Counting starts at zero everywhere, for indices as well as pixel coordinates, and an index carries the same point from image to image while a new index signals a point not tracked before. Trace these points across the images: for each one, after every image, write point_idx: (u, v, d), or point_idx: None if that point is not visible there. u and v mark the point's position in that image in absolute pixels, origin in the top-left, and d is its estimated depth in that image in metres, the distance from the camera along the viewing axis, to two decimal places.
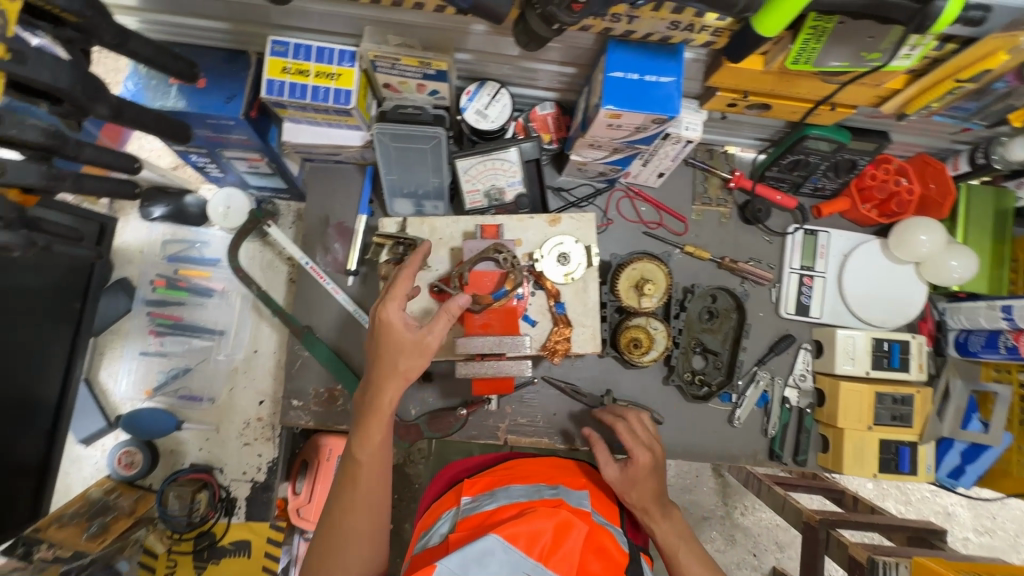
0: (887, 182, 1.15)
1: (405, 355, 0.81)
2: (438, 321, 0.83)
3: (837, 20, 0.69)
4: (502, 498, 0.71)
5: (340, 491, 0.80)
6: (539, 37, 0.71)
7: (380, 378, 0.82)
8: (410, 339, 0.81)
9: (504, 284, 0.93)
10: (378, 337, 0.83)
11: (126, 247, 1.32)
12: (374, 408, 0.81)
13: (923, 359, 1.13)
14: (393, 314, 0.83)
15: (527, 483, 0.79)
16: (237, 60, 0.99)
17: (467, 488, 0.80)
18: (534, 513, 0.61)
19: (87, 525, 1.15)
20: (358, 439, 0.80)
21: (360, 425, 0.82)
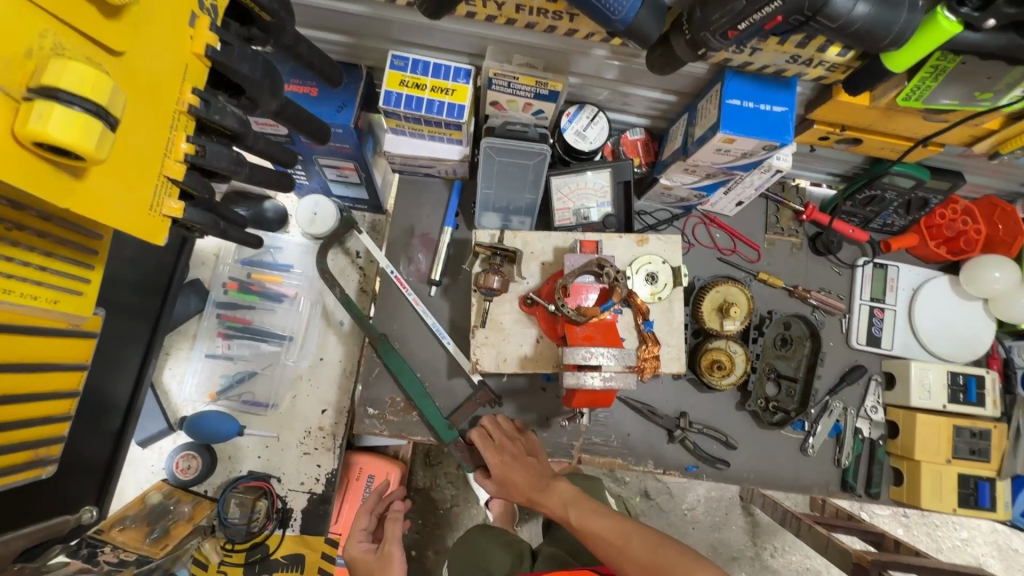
0: (955, 221, 1.20)
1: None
2: (391, 526, 1.07)
3: (959, 61, 0.74)
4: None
5: None
6: (677, 60, 0.75)
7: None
8: (372, 557, 1.02)
9: (611, 298, 0.95)
10: (353, 570, 1.03)
11: (202, 249, 1.33)
12: None
13: (997, 395, 1.14)
14: (354, 548, 1.06)
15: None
16: (351, 72, 1.03)
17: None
18: None
19: (149, 529, 1.12)
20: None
21: None
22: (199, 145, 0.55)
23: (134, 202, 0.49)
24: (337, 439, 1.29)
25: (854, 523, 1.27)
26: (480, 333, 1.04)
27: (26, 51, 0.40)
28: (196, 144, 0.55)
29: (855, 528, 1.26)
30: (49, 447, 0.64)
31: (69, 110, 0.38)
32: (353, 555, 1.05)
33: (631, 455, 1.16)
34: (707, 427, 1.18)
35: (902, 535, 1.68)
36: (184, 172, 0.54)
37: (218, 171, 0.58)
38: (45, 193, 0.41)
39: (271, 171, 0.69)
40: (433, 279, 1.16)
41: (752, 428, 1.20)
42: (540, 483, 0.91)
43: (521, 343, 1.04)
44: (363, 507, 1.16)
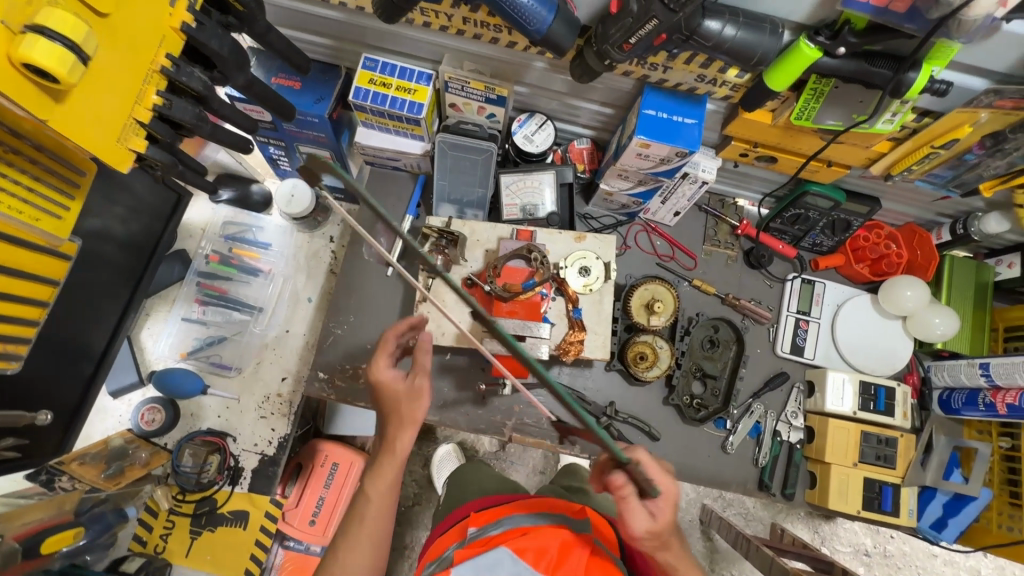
0: (879, 245, 1.30)
1: (403, 402, 0.89)
2: (424, 357, 0.92)
3: (833, 85, 0.86)
4: (509, 523, 0.81)
5: (348, 527, 0.85)
6: (592, 71, 0.88)
7: (392, 429, 0.88)
8: (401, 388, 0.90)
9: (533, 278, 1.07)
10: (377, 392, 0.91)
11: (191, 223, 1.46)
12: (389, 448, 0.88)
13: (907, 407, 1.23)
14: (382, 368, 0.92)
15: (531, 510, 0.85)
16: (331, 72, 1.17)
17: (473, 518, 0.86)
18: (544, 532, 0.78)
19: (106, 466, 1.24)
20: (369, 476, 0.87)
21: (374, 462, 0.88)
22: (167, 99, 0.68)
23: (100, 132, 0.62)
24: (293, 405, 1.38)
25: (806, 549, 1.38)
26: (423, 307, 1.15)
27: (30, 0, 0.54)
28: (165, 98, 0.68)
29: (805, 555, 1.35)
30: (17, 347, 0.76)
31: (51, 44, 0.53)
32: (380, 377, 0.92)
33: (561, 439, 1.24)
34: (634, 418, 1.25)
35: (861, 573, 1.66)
36: (151, 118, 0.67)
37: (183, 123, 0.71)
38: (26, 104, 0.55)
39: (233, 135, 0.82)
40: (391, 261, 1.26)
41: (676, 423, 1.26)
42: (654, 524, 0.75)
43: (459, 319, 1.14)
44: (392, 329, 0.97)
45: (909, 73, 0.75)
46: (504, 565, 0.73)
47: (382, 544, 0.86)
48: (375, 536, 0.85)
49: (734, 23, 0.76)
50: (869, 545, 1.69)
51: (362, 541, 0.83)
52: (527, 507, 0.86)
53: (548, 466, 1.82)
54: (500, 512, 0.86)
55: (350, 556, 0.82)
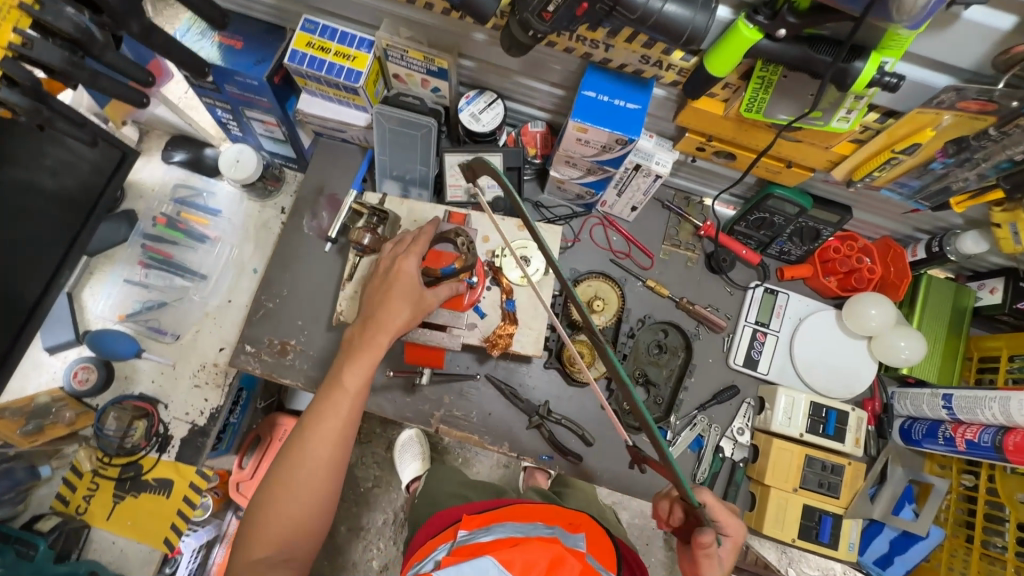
0: (850, 258, 1.20)
1: (406, 304, 0.92)
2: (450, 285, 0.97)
3: (781, 73, 0.78)
4: (496, 533, 0.82)
5: (318, 412, 0.87)
6: (520, 43, 0.81)
7: (378, 314, 0.91)
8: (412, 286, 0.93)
9: (454, 263, 1.00)
10: (393, 279, 0.93)
11: (141, 182, 1.43)
12: (370, 343, 0.90)
13: (860, 434, 1.14)
14: (409, 265, 0.94)
15: (523, 521, 0.86)
16: (275, 33, 1.12)
17: (466, 522, 0.90)
18: (533, 545, 0.74)
19: (24, 423, 1.22)
20: (348, 364, 0.90)
21: (353, 356, 0.91)
22: (27, 38, 0.63)
23: None
24: (229, 377, 1.35)
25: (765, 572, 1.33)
26: (348, 287, 1.10)
27: None
28: (25, 38, 0.63)
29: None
30: None
31: None
32: (404, 271, 0.93)
33: (490, 435, 1.18)
34: (568, 420, 1.19)
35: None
36: (5, 57, 0.62)
37: (51, 68, 0.66)
38: None
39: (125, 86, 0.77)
40: (329, 237, 1.21)
41: (614, 429, 1.20)
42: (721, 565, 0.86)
43: None
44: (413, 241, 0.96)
45: (854, 62, 0.68)
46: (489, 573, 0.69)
47: (352, 428, 0.88)
48: (347, 424, 0.88)
49: None
50: None
51: (327, 428, 0.86)
52: (520, 516, 0.89)
53: (511, 460, 1.78)
54: (491, 519, 0.89)
55: (316, 442, 0.85)
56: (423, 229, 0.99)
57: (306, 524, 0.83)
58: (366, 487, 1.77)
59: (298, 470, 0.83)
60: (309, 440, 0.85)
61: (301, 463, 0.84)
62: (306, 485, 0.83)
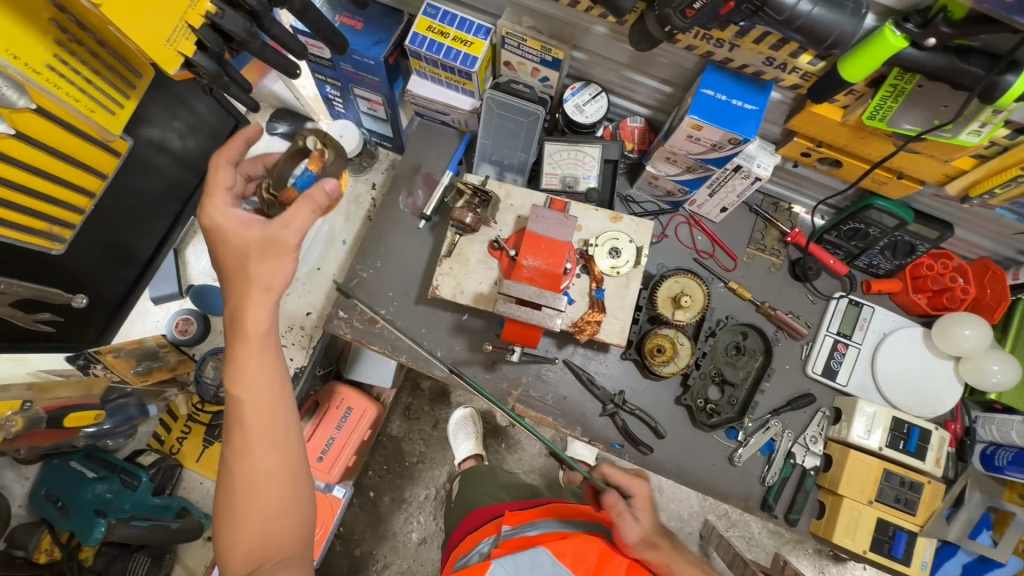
0: (943, 276, 1.19)
1: (259, 261, 0.75)
2: (297, 211, 0.76)
3: (916, 83, 0.77)
4: (542, 528, 0.91)
5: (230, 433, 0.73)
6: (652, 38, 0.84)
7: (238, 294, 0.75)
8: (252, 238, 0.76)
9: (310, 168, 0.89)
10: (216, 238, 0.77)
11: (245, 150, 1.51)
12: (240, 332, 0.74)
13: (941, 454, 1.13)
14: (228, 216, 0.77)
15: (564, 518, 0.96)
16: (393, 16, 1.16)
17: (510, 518, 0.96)
18: (581, 539, 0.86)
19: (134, 363, 1.30)
20: (232, 366, 0.73)
21: (230, 357, 0.74)
22: (219, 8, 0.69)
23: (151, 33, 0.64)
24: (314, 340, 1.43)
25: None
26: (445, 263, 1.14)
27: None
28: (218, 6, 0.69)
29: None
30: (61, 229, 0.81)
31: None
32: (232, 222, 0.77)
33: (563, 418, 1.22)
34: (641, 412, 1.21)
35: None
36: (202, 24, 0.68)
37: (233, 36, 0.72)
38: None
39: (280, 56, 0.83)
40: (424, 215, 1.27)
41: (685, 424, 1.22)
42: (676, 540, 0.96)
43: (480, 281, 1.13)
44: (221, 154, 0.82)
45: (1005, 75, 0.68)
46: (544, 563, 0.81)
47: (285, 430, 0.74)
48: (275, 426, 0.74)
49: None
50: None
51: (252, 443, 0.72)
52: (557, 513, 0.98)
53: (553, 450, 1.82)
54: (532, 514, 0.96)
55: (243, 462, 0.72)
56: (229, 141, 0.84)
57: (290, 544, 0.73)
58: (411, 461, 1.83)
59: (242, 504, 0.71)
60: (238, 471, 0.71)
61: (243, 494, 0.71)
62: (263, 509, 0.72)
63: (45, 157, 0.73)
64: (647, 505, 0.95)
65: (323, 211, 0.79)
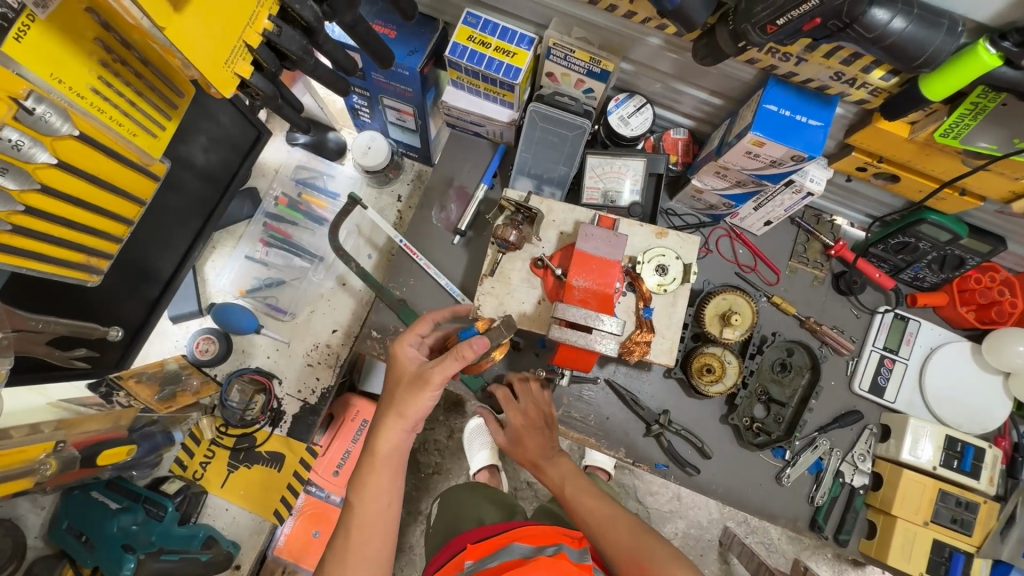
0: (991, 289, 1.16)
1: (403, 390, 0.89)
2: (444, 359, 0.87)
3: (1000, 101, 0.74)
4: (506, 557, 0.74)
5: (339, 536, 0.87)
6: (721, 52, 0.80)
7: (382, 420, 0.89)
8: (409, 372, 0.91)
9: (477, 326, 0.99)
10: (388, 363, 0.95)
11: (266, 163, 1.46)
12: (370, 452, 0.89)
13: (995, 472, 1.11)
14: (407, 350, 0.94)
15: (534, 542, 0.77)
16: (427, 24, 1.10)
17: (471, 551, 0.79)
18: (539, 562, 0.69)
19: (159, 389, 1.25)
20: (360, 482, 0.88)
21: (360, 469, 0.89)
22: (277, 25, 0.64)
23: (212, 54, 0.59)
24: (340, 358, 1.38)
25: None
26: (487, 282, 1.09)
27: None
28: (276, 24, 0.64)
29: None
30: (98, 261, 0.76)
31: None
32: (402, 359, 0.93)
33: (606, 439, 1.18)
34: (686, 431, 1.18)
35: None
36: (259, 43, 0.63)
37: (288, 54, 0.67)
38: (150, 9, 0.52)
39: (331, 73, 0.78)
40: (459, 229, 1.24)
41: (731, 444, 1.19)
42: (549, 451, 1.04)
43: (522, 300, 1.08)
44: (429, 314, 1.02)
45: None
46: None
47: (380, 547, 0.86)
48: (375, 539, 0.86)
49: (905, 15, 0.66)
50: None
51: (355, 552, 0.85)
52: (529, 537, 0.78)
53: None
54: (498, 543, 0.78)
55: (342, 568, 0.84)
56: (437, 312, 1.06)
57: None
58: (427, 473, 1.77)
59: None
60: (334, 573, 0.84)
61: None
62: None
63: (85, 185, 0.68)
64: (527, 427, 1.06)
65: (463, 363, 0.86)
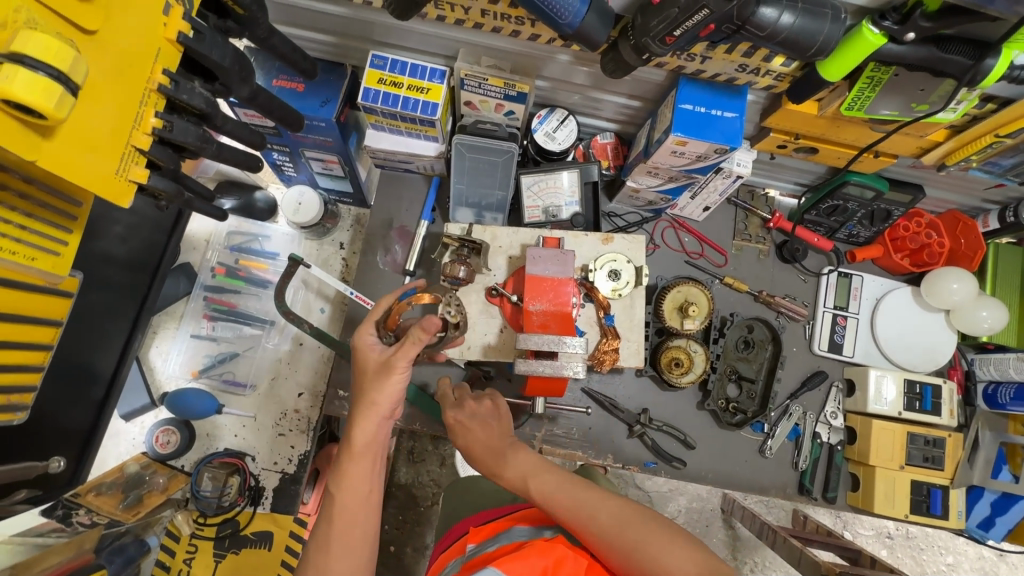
0: (919, 233, 1.22)
1: (372, 379, 0.81)
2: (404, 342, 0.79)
3: (893, 72, 0.77)
4: (505, 540, 0.67)
5: (319, 528, 0.75)
6: (627, 65, 0.81)
7: (354, 412, 0.81)
8: (374, 360, 0.82)
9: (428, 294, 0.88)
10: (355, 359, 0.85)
11: (193, 234, 1.39)
12: (349, 443, 0.79)
13: (954, 405, 1.18)
14: (370, 337, 0.85)
15: (533, 523, 0.72)
16: (334, 71, 1.07)
17: (473, 533, 0.74)
18: (532, 547, 0.60)
19: (122, 496, 1.18)
20: (333, 476, 0.77)
21: (337, 464, 0.79)
22: (166, 120, 0.60)
23: (95, 166, 0.55)
24: (312, 422, 1.32)
25: (831, 539, 1.10)
26: None
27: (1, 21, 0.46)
28: (165, 119, 0.60)
29: (831, 543, 1.08)
30: (21, 395, 0.71)
31: (33, 74, 0.45)
32: (365, 350, 0.84)
33: (593, 449, 1.18)
34: (667, 426, 1.20)
35: (883, 558, 1.41)
36: (150, 143, 0.60)
37: (185, 146, 0.64)
38: (11, 147, 0.48)
39: (238, 153, 0.74)
40: (407, 270, 1.22)
41: (711, 427, 1.22)
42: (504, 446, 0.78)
43: (485, 332, 1.06)
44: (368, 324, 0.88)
45: (987, 60, 0.69)
46: None
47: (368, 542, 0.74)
48: (358, 534, 0.74)
49: (791, 9, 0.68)
50: (891, 527, 1.44)
51: (342, 541, 0.73)
52: (532, 519, 0.73)
53: None
54: (500, 526, 0.72)
55: (332, 560, 0.71)
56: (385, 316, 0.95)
57: None
58: (425, 505, 1.57)
59: None
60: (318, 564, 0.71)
61: None
62: None
63: None
64: (481, 418, 0.82)
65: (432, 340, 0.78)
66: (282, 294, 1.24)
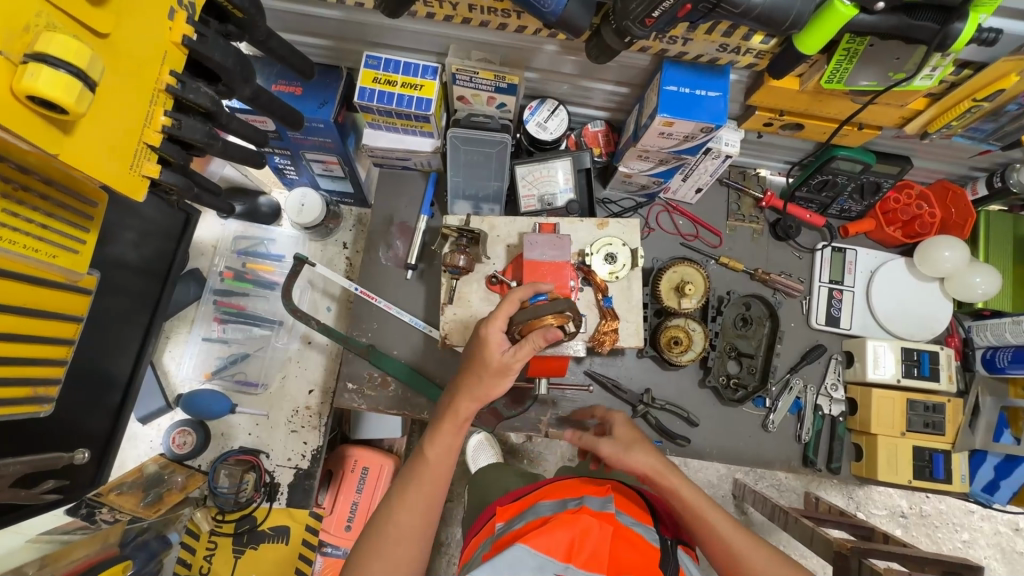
0: (909, 206, 1.24)
1: (489, 372, 0.82)
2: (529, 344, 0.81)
3: (868, 42, 0.80)
4: (532, 515, 0.67)
5: (400, 484, 0.80)
6: (611, 49, 0.85)
7: (460, 387, 0.85)
8: (496, 358, 0.82)
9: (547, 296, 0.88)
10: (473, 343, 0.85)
11: (202, 241, 1.44)
12: (450, 411, 0.84)
13: (952, 371, 1.20)
14: (494, 332, 0.83)
15: (558, 496, 0.71)
16: (330, 74, 1.11)
17: (501, 513, 0.75)
18: (555, 521, 0.60)
19: (143, 494, 1.22)
20: (428, 434, 0.83)
21: (434, 425, 0.84)
22: (175, 118, 0.64)
23: (111, 162, 0.58)
24: (322, 417, 1.35)
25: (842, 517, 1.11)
26: (450, 310, 1.10)
27: (25, 26, 0.50)
28: (173, 118, 0.64)
29: (842, 522, 1.10)
30: (46, 388, 0.75)
31: (54, 72, 0.49)
32: (487, 339, 0.83)
33: None
34: (671, 405, 1.22)
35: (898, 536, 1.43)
36: (161, 141, 0.64)
37: (193, 143, 0.67)
38: (37, 143, 0.51)
39: (241, 150, 0.78)
40: (410, 263, 1.26)
41: (714, 404, 1.24)
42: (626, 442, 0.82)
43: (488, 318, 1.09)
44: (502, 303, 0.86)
45: (955, 23, 0.71)
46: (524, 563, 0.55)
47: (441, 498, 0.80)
48: (435, 490, 0.80)
49: None
50: (904, 505, 1.45)
51: (414, 499, 0.78)
52: (558, 491, 0.74)
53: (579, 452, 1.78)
54: (526, 503, 0.74)
55: (402, 512, 0.77)
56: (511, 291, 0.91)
57: None
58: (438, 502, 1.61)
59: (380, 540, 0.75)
60: (397, 504, 0.78)
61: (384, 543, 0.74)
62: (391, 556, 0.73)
63: (17, 319, 0.68)
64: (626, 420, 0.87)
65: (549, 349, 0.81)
66: (288, 293, 1.28)
